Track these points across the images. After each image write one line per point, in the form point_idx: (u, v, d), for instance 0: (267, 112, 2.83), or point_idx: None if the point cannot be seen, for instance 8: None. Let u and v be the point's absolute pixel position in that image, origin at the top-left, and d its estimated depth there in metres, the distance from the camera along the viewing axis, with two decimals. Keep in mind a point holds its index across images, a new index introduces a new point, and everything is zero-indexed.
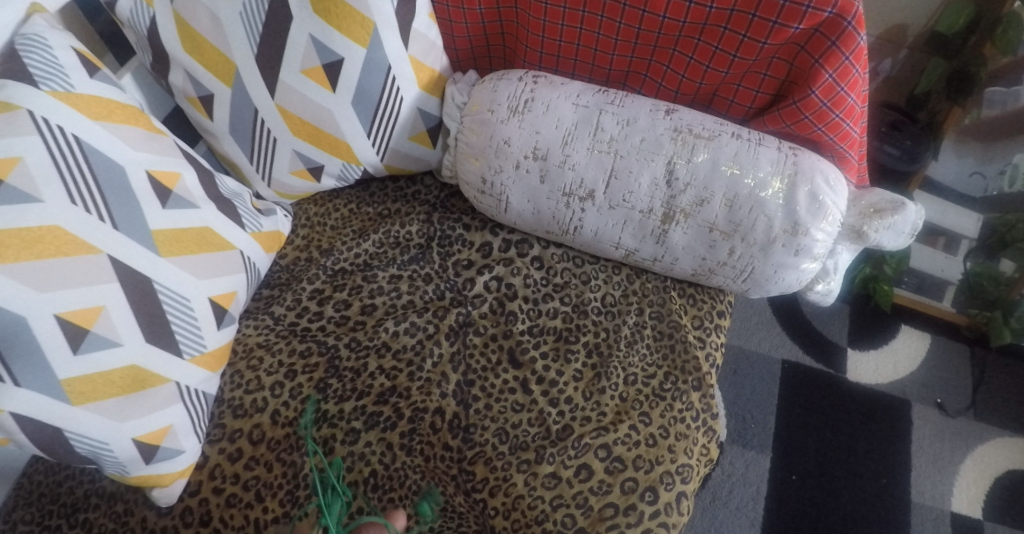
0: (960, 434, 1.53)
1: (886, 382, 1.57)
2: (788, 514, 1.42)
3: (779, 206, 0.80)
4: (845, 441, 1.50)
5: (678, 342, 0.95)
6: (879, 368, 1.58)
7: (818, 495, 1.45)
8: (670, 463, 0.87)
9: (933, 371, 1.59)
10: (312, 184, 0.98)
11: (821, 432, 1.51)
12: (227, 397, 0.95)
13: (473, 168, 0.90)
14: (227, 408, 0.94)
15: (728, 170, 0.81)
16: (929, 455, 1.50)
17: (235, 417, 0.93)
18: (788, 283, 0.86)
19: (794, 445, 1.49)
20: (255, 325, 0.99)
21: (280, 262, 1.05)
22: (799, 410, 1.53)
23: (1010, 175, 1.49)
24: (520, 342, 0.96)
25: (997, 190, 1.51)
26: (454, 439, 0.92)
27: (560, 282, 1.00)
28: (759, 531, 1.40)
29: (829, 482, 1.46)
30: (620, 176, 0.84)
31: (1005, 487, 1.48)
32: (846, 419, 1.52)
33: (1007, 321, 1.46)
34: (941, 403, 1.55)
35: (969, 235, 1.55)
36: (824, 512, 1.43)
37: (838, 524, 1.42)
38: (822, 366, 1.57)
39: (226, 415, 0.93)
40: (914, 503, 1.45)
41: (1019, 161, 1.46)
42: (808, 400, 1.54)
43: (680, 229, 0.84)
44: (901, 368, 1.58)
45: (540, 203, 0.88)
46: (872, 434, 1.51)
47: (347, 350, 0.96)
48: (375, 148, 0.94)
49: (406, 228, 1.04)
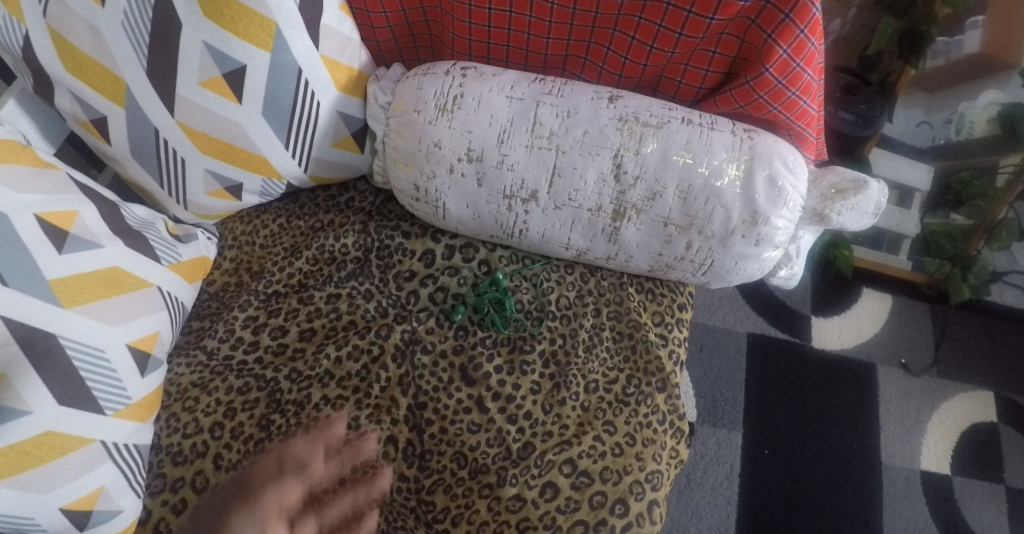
0: (926, 393, 1.53)
1: (851, 347, 1.56)
2: (762, 489, 1.41)
3: (737, 194, 0.75)
4: (815, 411, 1.49)
5: (639, 342, 0.91)
6: (843, 333, 1.57)
7: (792, 468, 1.43)
8: (639, 472, 0.84)
9: (896, 332, 1.58)
10: (233, 203, 0.90)
11: (791, 403, 1.49)
12: (165, 443, 0.88)
13: (404, 175, 0.83)
14: (165, 456, 0.87)
15: (680, 160, 0.75)
16: (897, 417, 1.50)
17: (175, 465, 0.87)
18: (750, 273, 0.82)
19: (764, 419, 1.47)
20: (187, 362, 0.91)
21: (208, 290, 0.97)
22: (767, 383, 1.51)
23: (956, 124, 1.48)
24: (473, 357, 0.90)
25: (945, 138, 1.51)
26: (409, 468, 0.87)
27: (510, 286, 0.95)
28: (735, 510, 1.38)
29: (801, 453, 1.44)
30: (564, 174, 0.77)
31: (971, 440, 1.49)
32: (814, 388, 1.51)
33: (966, 277, 1.46)
34: (906, 363, 1.55)
35: (921, 187, 1.50)
36: (798, 484, 1.42)
37: (813, 495, 1.41)
38: (787, 335, 1.55)
39: (165, 463, 0.87)
40: (885, 465, 1.45)
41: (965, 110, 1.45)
42: (775, 372, 1.52)
43: (633, 225, 0.79)
44: (865, 332, 1.58)
45: (480, 208, 0.82)
46: (840, 401, 1.50)
47: (288, 382, 0.90)
48: (296, 160, 0.86)
49: (341, 241, 0.97)
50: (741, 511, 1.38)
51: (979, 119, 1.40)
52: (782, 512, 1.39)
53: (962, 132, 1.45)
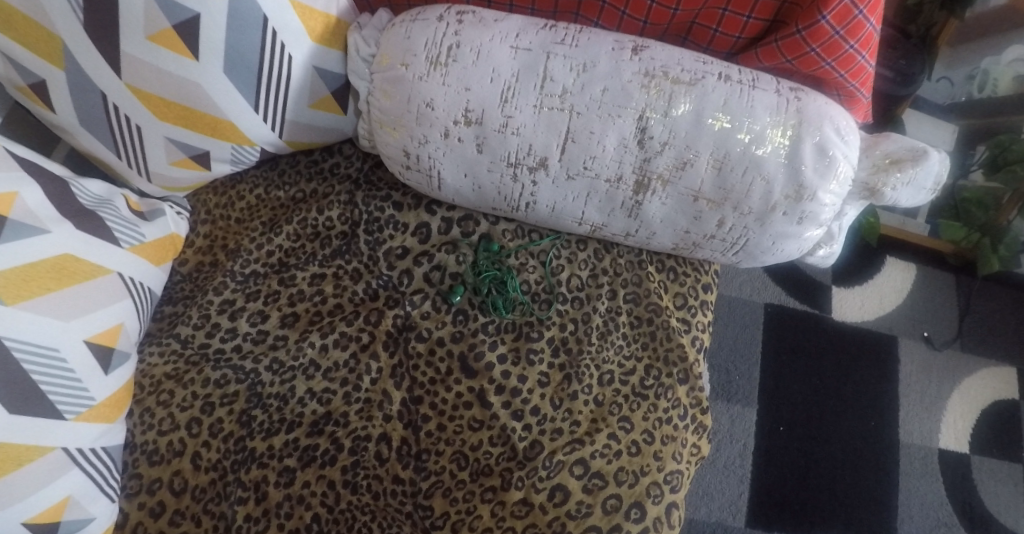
0: (949, 369, 1.44)
1: (872, 319, 1.46)
2: (776, 467, 1.32)
3: (781, 164, 0.65)
4: (833, 386, 1.39)
5: (659, 329, 0.82)
6: (864, 305, 1.47)
7: (807, 445, 1.34)
8: (657, 473, 0.76)
9: (920, 304, 1.48)
10: (202, 173, 0.80)
11: (809, 378, 1.39)
12: (139, 441, 0.79)
13: (392, 140, 0.72)
14: (140, 455, 0.79)
15: (716, 123, 0.64)
16: (917, 393, 1.41)
17: (151, 465, 0.78)
18: (787, 253, 0.72)
19: (781, 394, 1.37)
20: (160, 351, 0.83)
21: (179, 271, 0.87)
22: (786, 358, 1.40)
23: (979, 81, 1.34)
24: (474, 345, 0.81)
25: (966, 96, 1.37)
26: (404, 470, 0.78)
27: (514, 265, 0.85)
28: (748, 489, 1.30)
29: (818, 431, 1.35)
30: (579, 139, 0.67)
31: (991, 418, 1.41)
32: (833, 362, 1.41)
33: (996, 248, 1.30)
34: (929, 337, 1.46)
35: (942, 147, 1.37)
36: (812, 460, 1.33)
37: (827, 473, 1.33)
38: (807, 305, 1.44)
39: (141, 463, 0.78)
40: (903, 444, 1.36)
41: (988, 65, 1.31)
42: (793, 347, 1.41)
43: (657, 199, 0.68)
44: (887, 303, 1.47)
45: (480, 178, 0.72)
46: (860, 377, 1.40)
47: (270, 374, 0.81)
48: (268, 124, 0.75)
49: (325, 214, 0.86)
50: (755, 491, 1.30)
51: (1005, 76, 1.28)
52: (798, 493, 1.31)
53: (985, 90, 1.32)
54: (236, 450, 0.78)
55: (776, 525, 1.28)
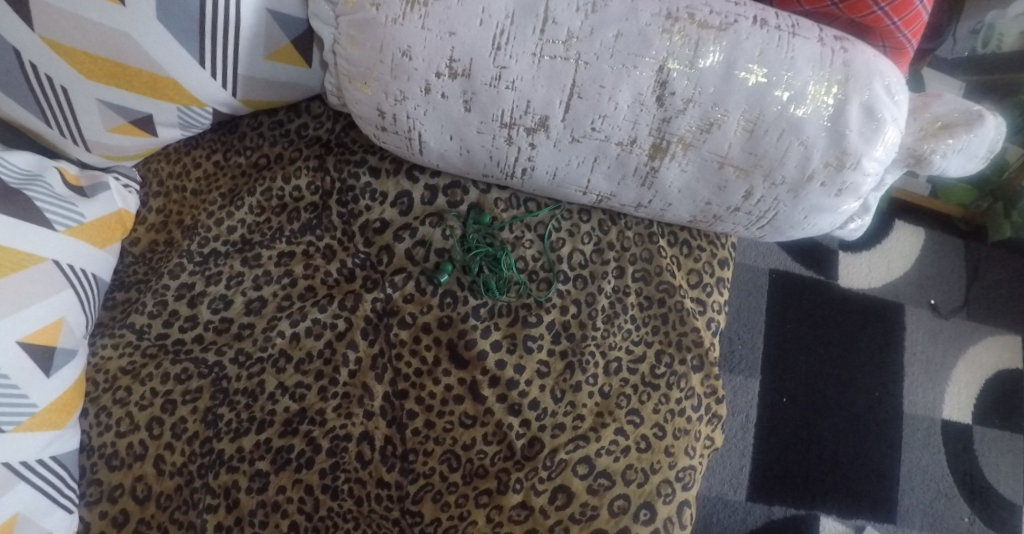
0: (955, 338, 1.25)
1: (880, 286, 1.27)
2: (779, 441, 1.17)
3: (824, 127, 0.55)
4: (839, 354, 1.22)
5: (671, 311, 0.73)
6: (871, 271, 1.28)
7: (812, 418, 1.19)
8: (669, 470, 0.68)
9: (930, 269, 1.29)
10: (147, 140, 0.70)
11: (813, 347, 1.22)
12: (97, 445, 0.71)
13: (364, 97, 0.61)
14: (98, 459, 0.70)
15: (750, 77, 0.54)
16: (921, 362, 1.23)
17: (111, 470, 0.70)
18: (819, 228, 0.65)
19: (784, 364, 1.21)
20: (114, 343, 0.74)
21: (131, 251, 0.77)
22: (790, 325, 1.23)
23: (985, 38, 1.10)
24: (464, 332, 0.72)
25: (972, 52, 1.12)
26: (389, 473, 0.70)
27: (509, 239, 0.75)
28: (750, 464, 1.15)
29: (822, 402, 1.19)
30: (587, 95, 0.57)
31: (997, 386, 1.24)
32: (839, 328, 1.24)
33: (1008, 214, 1.16)
34: (936, 304, 1.27)
35: None
36: (817, 434, 1.18)
37: (831, 447, 1.18)
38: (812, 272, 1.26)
39: (100, 468, 0.70)
40: (907, 415, 1.21)
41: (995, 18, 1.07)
42: (798, 314, 1.24)
43: (675, 166, 0.59)
44: (895, 268, 1.28)
45: (469, 140, 0.62)
46: (865, 346, 1.23)
47: (236, 367, 0.72)
48: (218, 81, 0.65)
49: (293, 182, 0.76)
50: (758, 469, 1.15)
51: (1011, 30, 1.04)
52: (799, 463, 1.16)
53: (989, 47, 1.09)
54: (203, 453, 0.70)
55: (776, 499, 1.14)
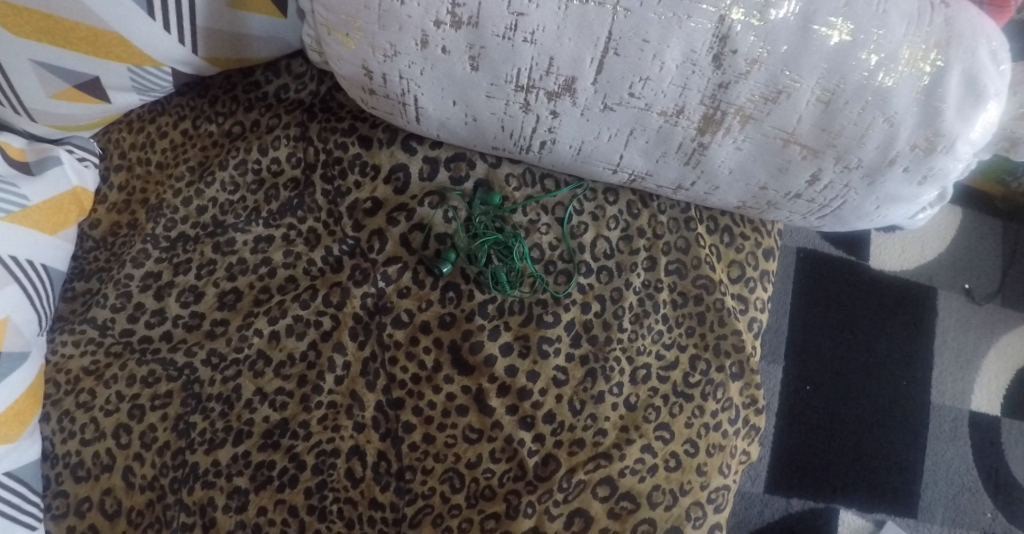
0: (993, 323, 1.02)
1: (912, 269, 1.02)
2: (800, 432, 0.95)
3: (915, 98, 0.45)
4: (867, 341, 0.99)
5: (709, 310, 0.63)
6: (904, 251, 1.03)
7: (836, 409, 0.97)
8: (700, 491, 0.59)
9: (969, 251, 1.04)
10: (100, 108, 0.61)
11: (840, 330, 0.99)
12: (61, 453, 0.62)
13: (346, 52, 0.51)
14: (63, 469, 0.62)
15: (832, 33, 0.43)
16: (953, 349, 1.00)
17: (77, 482, 0.62)
18: (888, 219, 0.56)
19: (807, 347, 0.98)
20: (75, 339, 0.65)
21: (90, 235, 0.68)
22: (815, 305, 1.00)
23: None
24: (469, 333, 0.63)
25: None
26: (383, 492, 0.61)
27: (522, 223, 0.66)
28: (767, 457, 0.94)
29: (848, 391, 0.97)
30: (626, 52, 0.46)
31: None
32: (870, 308, 1.00)
33: None
34: (971, 290, 1.03)
35: None
36: (840, 426, 0.96)
37: (854, 439, 0.96)
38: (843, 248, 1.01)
39: (65, 479, 0.62)
40: (934, 405, 0.98)
41: None
42: (825, 293, 1.00)
43: (728, 143, 0.50)
44: (930, 249, 1.04)
45: (477, 106, 0.52)
46: (896, 331, 1.00)
47: (209, 370, 0.63)
48: (174, 36, 0.57)
49: (272, 153, 0.67)
50: (775, 462, 0.94)
51: None
52: (820, 455, 0.95)
53: None
54: (175, 466, 0.61)
55: (796, 491, 0.93)
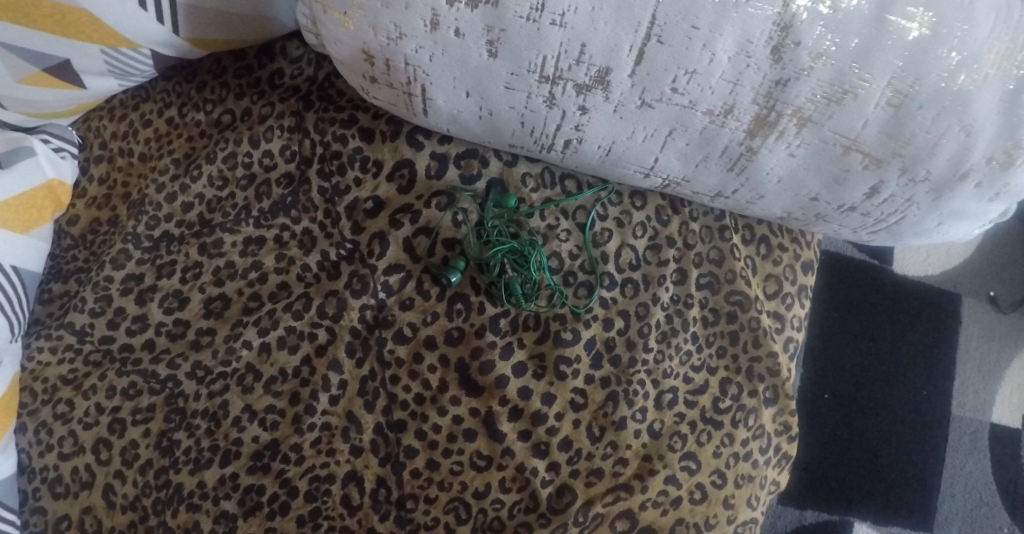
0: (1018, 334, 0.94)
1: (936, 275, 0.95)
2: (816, 443, 0.88)
3: (997, 103, 0.39)
4: (891, 351, 0.92)
5: (743, 329, 0.58)
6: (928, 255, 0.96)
7: (855, 420, 0.89)
8: (727, 526, 0.54)
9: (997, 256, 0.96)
10: (76, 94, 0.56)
11: (862, 338, 0.92)
12: (38, 467, 0.57)
13: (345, 34, 0.45)
14: (41, 485, 0.57)
15: (911, 26, 0.37)
16: (975, 357, 0.93)
17: (55, 499, 0.57)
18: (947, 235, 0.50)
19: (827, 355, 0.91)
20: (51, 345, 0.59)
21: (68, 232, 0.62)
22: (837, 311, 0.92)
23: None
24: (480, 351, 0.57)
25: None
26: (383, 522, 0.55)
27: (539, 229, 0.60)
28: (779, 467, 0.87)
29: (868, 403, 0.90)
30: (671, 41, 0.40)
31: None
32: (894, 316, 0.93)
33: None
34: (996, 298, 0.95)
35: None
36: (859, 438, 0.89)
37: (872, 452, 0.89)
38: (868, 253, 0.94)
39: (42, 495, 0.57)
40: (954, 417, 0.91)
41: None
42: (849, 300, 0.93)
43: (780, 148, 0.44)
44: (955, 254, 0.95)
45: (494, 99, 0.47)
46: (921, 341, 0.92)
47: (194, 383, 0.58)
48: (150, 14, 0.52)
49: (264, 146, 0.61)
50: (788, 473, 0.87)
51: None
52: (836, 466, 0.88)
53: None
54: (158, 486, 0.56)
55: (810, 502, 0.87)
